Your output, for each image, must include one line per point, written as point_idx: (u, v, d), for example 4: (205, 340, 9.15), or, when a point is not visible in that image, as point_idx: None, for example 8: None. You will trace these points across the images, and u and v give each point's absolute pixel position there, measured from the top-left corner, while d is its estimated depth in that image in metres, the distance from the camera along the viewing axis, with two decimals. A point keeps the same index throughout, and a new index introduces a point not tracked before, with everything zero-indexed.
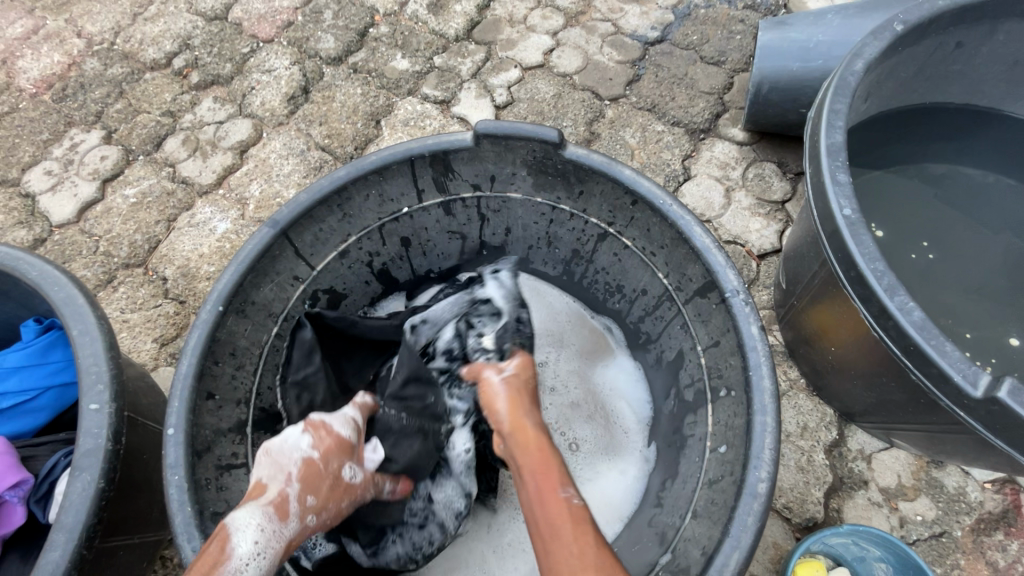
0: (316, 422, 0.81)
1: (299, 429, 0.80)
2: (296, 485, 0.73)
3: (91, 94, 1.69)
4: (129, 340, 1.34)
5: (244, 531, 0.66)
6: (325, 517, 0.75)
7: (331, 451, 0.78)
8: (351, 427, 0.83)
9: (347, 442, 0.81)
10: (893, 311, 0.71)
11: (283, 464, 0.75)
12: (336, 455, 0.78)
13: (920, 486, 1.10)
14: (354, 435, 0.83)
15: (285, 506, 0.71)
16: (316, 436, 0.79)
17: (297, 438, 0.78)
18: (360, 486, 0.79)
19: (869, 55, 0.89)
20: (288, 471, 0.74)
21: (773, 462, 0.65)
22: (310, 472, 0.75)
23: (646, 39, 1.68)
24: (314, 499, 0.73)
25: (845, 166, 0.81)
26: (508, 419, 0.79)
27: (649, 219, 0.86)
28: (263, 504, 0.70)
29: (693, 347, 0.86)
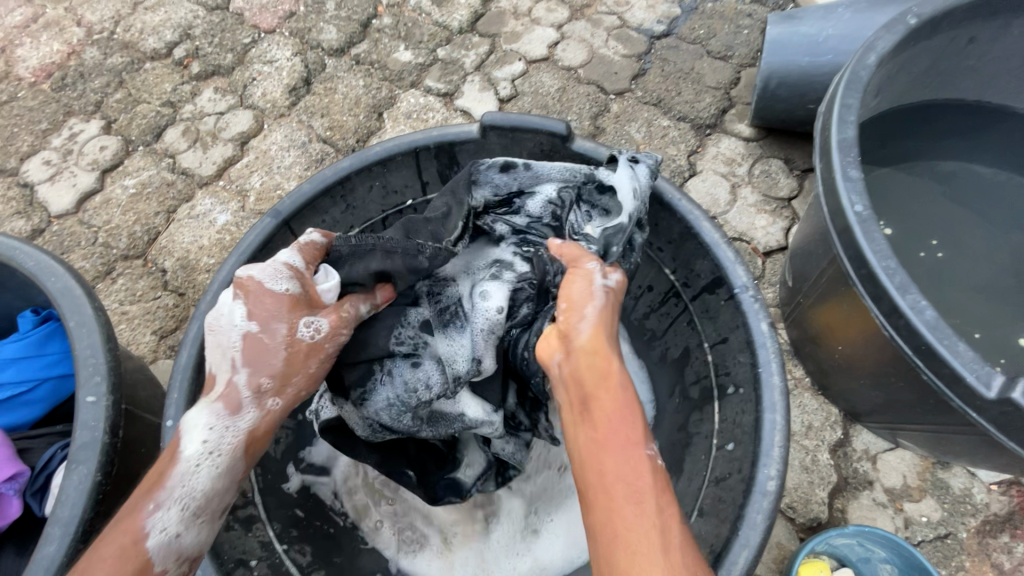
0: (252, 279, 0.65)
1: (230, 294, 0.65)
2: (241, 370, 0.62)
3: (90, 83, 1.68)
4: (128, 332, 1.33)
5: (192, 433, 0.61)
6: (288, 395, 0.65)
7: (271, 313, 0.63)
8: (286, 278, 0.66)
9: (287, 300, 0.65)
10: (905, 310, 0.69)
11: (223, 345, 0.63)
12: (279, 317, 0.63)
13: (925, 486, 1.09)
14: (296, 288, 0.66)
15: (233, 397, 0.62)
16: (250, 303, 0.63)
17: (231, 307, 0.64)
18: (324, 341, 0.65)
19: (882, 48, 0.87)
20: (230, 359, 0.63)
21: (783, 460, 0.64)
22: (251, 350, 0.63)
23: (652, 32, 1.66)
24: (270, 382, 0.63)
25: (857, 162, 0.79)
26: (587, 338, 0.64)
27: (657, 213, 0.85)
28: (212, 400, 0.63)
29: (700, 343, 0.85)
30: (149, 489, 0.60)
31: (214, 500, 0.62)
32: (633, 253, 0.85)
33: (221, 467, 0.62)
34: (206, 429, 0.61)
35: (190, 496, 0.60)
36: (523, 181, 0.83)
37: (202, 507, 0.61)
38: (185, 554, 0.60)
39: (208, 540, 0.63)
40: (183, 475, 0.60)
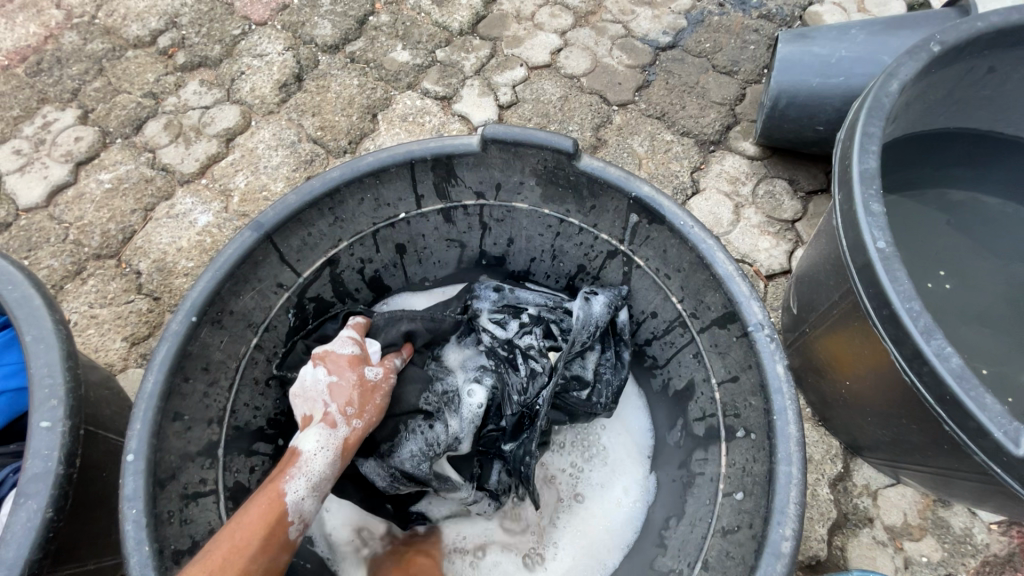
0: (322, 353, 0.80)
1: (308, 365, 0.79)
2: (334, 403, 0.75)
3: (68, 69, 1.58)
4: (97, 338, 1.25)
5: (307, 446, 0.72)
6: (368, 420, 0.77)
7: (342, 363, 0.79)
8: (351, 342, 0.82)
9: (354, 356, 0.80)
10: (930, 356, 0.66)
11: (312, 396, 0.76)
12: (349, 368, 0.78)
13: (926, 525, 1.06)
14: (359, 347, 0.82)
15: (334, 420, 0.74)
16: (326, 364, 0.78)
17: (312, 372, 0.78)
18: (382, 382, 0.80)
19: (904, 75, 0.84)
20: (321, 399, 0.75)
21: (798, 517, 0.60)
22: (338, 390, 0.76)
23: (657, 43, 1.62)
24: (352, 408, 0.76)
25: (879, 195, 0.75)
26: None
27: (666, 240, 0.80)
28: (315, 424, 0.74)
29: (706, 379, 0.81)
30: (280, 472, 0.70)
31: (327, 483, 0.72)
32: (592, 372, 0.91)
33: (332, 462, 0.72)
34: (316, 437, 0.72)
35: (310, 481, 0.70)
36: (510, 301, 0.97)
37: (317, 490, 0.70)
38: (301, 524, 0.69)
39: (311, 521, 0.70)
40: (303, 467, 0.70)
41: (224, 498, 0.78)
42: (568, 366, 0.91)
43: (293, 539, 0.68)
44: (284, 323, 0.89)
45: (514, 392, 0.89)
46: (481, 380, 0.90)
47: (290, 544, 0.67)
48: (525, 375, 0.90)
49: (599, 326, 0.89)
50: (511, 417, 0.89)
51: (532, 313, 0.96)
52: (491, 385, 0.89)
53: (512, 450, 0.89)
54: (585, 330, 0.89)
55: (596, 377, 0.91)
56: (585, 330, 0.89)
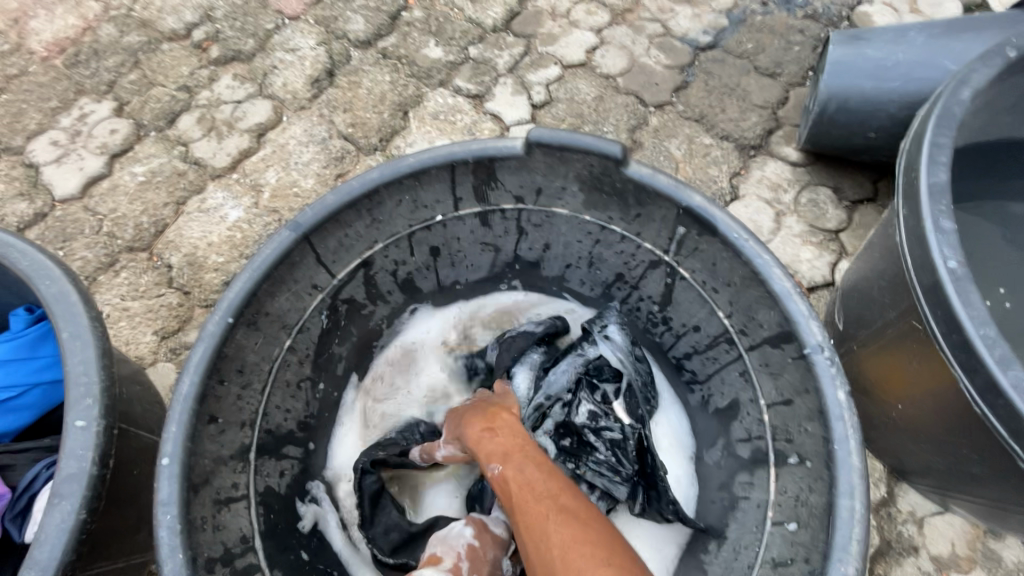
0: (475, 517, 0.83)
1: (461, 521, 0.83)
2: (464, 564, 0.77)
3: (104, 62, 1.60)
4: (128, 331, 1.26)
5: None
6: None
7: (487, 536, 0.80)
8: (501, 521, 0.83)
9: (502, 537, 0.81)
10: (1006, 388, 0.62)
11: (452, 544, 0.79)
12: (491, 547, 0.79)
13: (975, 557, 1.01)
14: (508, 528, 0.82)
15: None
16: (478, 529, 0.81)
17: (461, 526, 0.82)
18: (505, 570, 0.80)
19: (977, 82, 0.79)
20: (454, 550, 0.78)
21: (861, 557, 0.56)
22: (473, 556, 0.78)
23: (697, 43, 1.57)
24: None
25: (950, 211, 0.70)
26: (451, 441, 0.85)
27: (717, 253, 0.77)
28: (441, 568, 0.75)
29: (754, 400, 0.77)
30: None
31: None
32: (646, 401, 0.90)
33: None
34: None
35: None
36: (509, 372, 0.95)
37: None
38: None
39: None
40: None
41: (255, 503, 0.77)
42: (629, 403, 0.89)
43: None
44: (316, 325, 0.87)
45: (597, 457, 0.86)
46: (560, 442, 0.88)
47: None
48: (604, 436, 0.87)
49: (630, 352, 0.91)
50: (606, 451, 0.86)
51: (567, 362, 0.92)
52: (571, 441, 0.88)
53: (644, 511, 0.84)
54: (625, 361, 0.90)
55: (642, 399, 0.90)
56: (628, 367, 0.90)
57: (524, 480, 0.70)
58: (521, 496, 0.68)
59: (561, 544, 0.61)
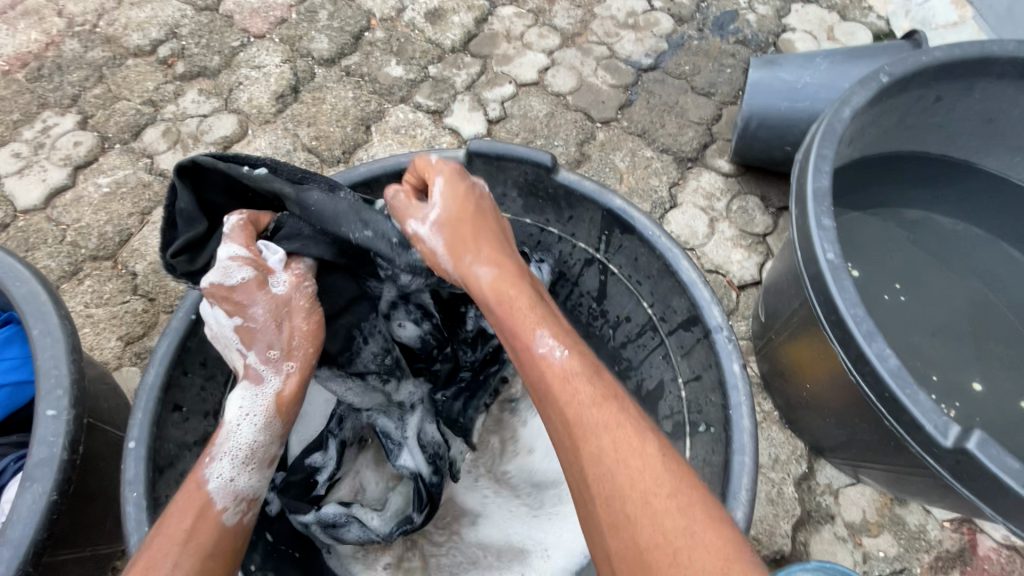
0: (212, 282, 0.70)
1: (206, 302, 0.71)
2: (250, 351, 0.71)
3: (68, 76, 1.63)
4: (93, 337, 1.29)
5: (232, 412, 0.71)
6: (295, 357, 0.72)
7: (238, 294, 0.69)
8: (238, 262, 0.70)
9: (245, 279, 0.70)
10: (870, 357, 0.73)
11: (224, 339, 0.72)
12: (247, 300, 0.70)
13: (883, 522, 1.12)
14: (250, 267, 0.70)
15: (252, 371, 0.71)
16: (225, 302, 0.70)
17: (212, 312, 0.71)
18: (296, 298, 0.73)
19: (855, 103, 0.92)
20: (235, 348, 0.71)
21: (749, 501, 0.67)
22: (246, 332, 0.71)
23: (639, 65, 1.70)
24: (274, 350, 0.71)
25: (830, 211, 0.83)
26: (456, 270, 0.74)
27: (637, 249, 0.87)
28: (238, 388, 0.71)
29: (673, 379, 0.87)
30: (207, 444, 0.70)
31: (262, 443, 0.72)
32: None
33: (260, 423, 0.71)
34: (239, 402, 0.71)
35: (233, 457, 0.70)
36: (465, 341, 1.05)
37: (247, 462, 0.70)
38: (242, 501, 0.69)
39: (257, 492, 0.71)
40: (224, 445, 0.70)
41: None
42: None
43: (234, 523, 0.68)
44: None
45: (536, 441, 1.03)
46: None
47: (231, 531, 0.68)
48: None
49: None
50: None
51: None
52: None
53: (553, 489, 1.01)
54: None
55: None
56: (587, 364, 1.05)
57: (598, 392, 0.63)
58: (594, 406, 0.62)
59: (663, 489, 0.56)
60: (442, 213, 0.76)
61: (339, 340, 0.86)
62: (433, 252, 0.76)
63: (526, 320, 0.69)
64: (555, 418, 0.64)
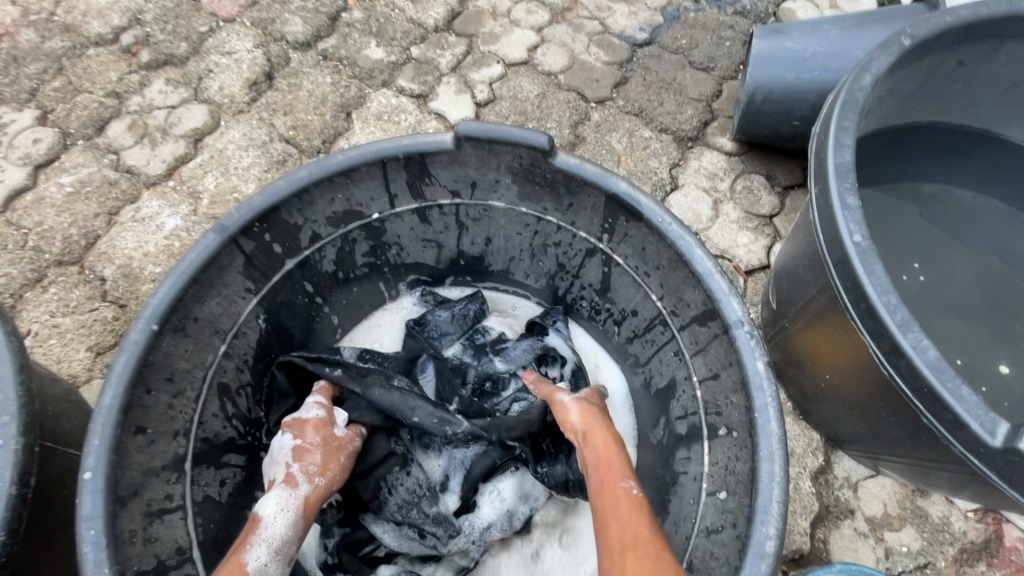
0: (290, 419, 0.83)
1: (278, 433, 0.82)
2: (295, 463, 0.78)
3: (24, 69, 1.52)
4: (60, 349, 1.20)
5: (270, 506, 0.74)
6: (330, 480, 0.79)
7: (307, 427, 0.81)
8: (316, 405, 0.84)
9: (316, 416, 0.82)
10: (907, 348, 0.67)
11: (276, 461, 0.80)
12: (310, 432, 0.81)
13: (905, 515, 1.06)
14: (322, 408, 0.84)
15: (291, 479, 0.77)
16: (294, 430, 0.81)
17: (279, 438, 0.81)
18: (347, 442, 0.83)
19: (877, 70, 0.85)
20: (283, 461, 0.78)
21: (782, 515, 0.61)
22: (299, 450, 0.79)
23: (634, 40, 1.61)
24: (314, 466, 0.78)
25: (854, 188, 0.76)
26: (581, 429, 0.78)
27: (645, 237, 0.80)
28: (279, 487, 0.76)
29: (688, 377, 0.80)
30: (246, 536, 0.72)
31: (289, 543, 0.73)
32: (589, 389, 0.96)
33: (293, 523, 0.74)
34: (276, 500, 0.74)
35: (271, 546, 0.71)
36: (432, 335, 0.97)
37: (279, 555, 0.72)
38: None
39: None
40: (263, 533, 0.71)
41: (192, 514, 0.77)
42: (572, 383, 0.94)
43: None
44: (254, 329, 0.87)
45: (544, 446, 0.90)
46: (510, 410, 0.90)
47: None
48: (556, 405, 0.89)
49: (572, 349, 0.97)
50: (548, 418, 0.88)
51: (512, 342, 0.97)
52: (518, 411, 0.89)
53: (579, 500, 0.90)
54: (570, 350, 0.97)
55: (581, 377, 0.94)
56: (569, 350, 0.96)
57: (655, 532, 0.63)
58: (650, 547, 0.62)
59: None
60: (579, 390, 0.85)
61: (369, 488, 0.86)
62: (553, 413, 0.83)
63: (618, 461, 0.72)
64: (604, 560, 0.63)
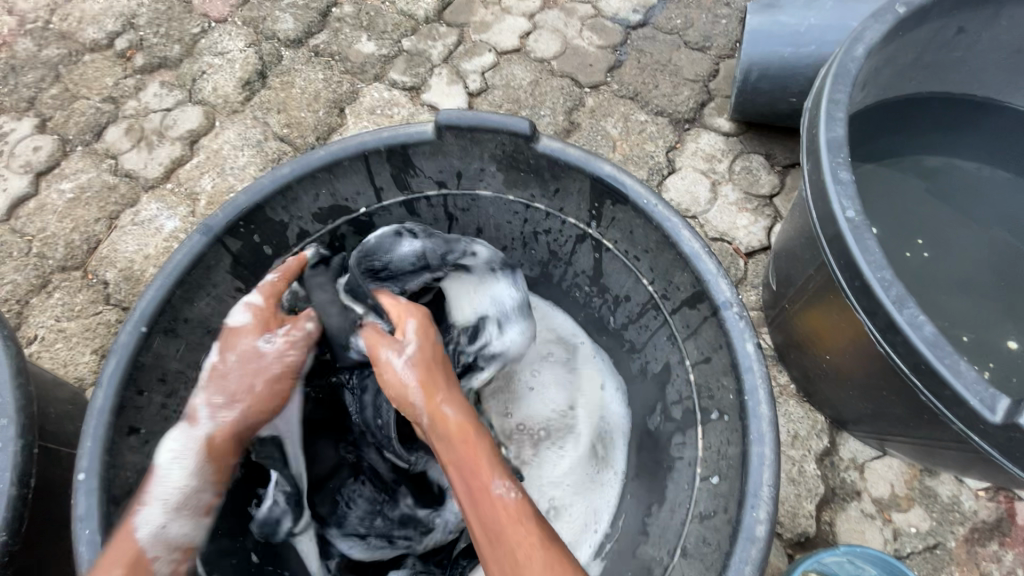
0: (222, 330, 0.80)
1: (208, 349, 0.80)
2: (203, 392, 0.75)
3: (23, 78, 1.54)
4: (66, 353, 1.23)
5: (167, 458, 0.71)
6: (243, 409, 0.75)
7: (230, 340, 0.78)
8: (246, 310, 0.79)
9: (240, 325, 0.78)
10: (902, 325, 0.66)
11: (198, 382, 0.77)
12: (233, 345, 0.77)
13: (913, 495, 1.05)
14: (250, 315, 0.79)
15: (195, 412, 0.74)
16: (219, 344, 0.78)
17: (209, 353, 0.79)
18: (274, 359, 0.78)
19: (870, 39, 0.82)
20: (197, 388, 0.76)
21: (772, 498, 0.61)
22: (214, 374, 0.76)
23: (627, 22, 1.57)
24: (222, 399, 0.75)
25: (847, 163, 0.75)
26: (426, 411, 0.70)
27: (632, 220, 0.79)
28: (181, 431, 0.73)
29: (681, 361, 0.80)
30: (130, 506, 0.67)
31: (189, 496, 0.70)
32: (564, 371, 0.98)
33: (190, 470, 0.71)
34: (171, 450, 0.71)
35: (167, 504, 0.68)
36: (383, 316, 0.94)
37: (178, 510, 0.69)
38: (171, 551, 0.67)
39: (190, 542, 0.69)
40: (156, 488, 0.68)
41: None
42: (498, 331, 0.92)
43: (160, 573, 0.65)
44: None
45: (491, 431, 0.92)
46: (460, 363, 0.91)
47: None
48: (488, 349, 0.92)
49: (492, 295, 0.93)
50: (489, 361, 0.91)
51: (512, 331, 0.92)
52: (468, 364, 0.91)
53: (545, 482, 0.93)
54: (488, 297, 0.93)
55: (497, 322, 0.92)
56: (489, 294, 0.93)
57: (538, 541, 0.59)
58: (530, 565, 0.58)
59: None
60: (417, 350, 0.74)
61: (326, 501, 0.87)
62: (404, 393, 0.72)
63: (484, 461, 0.65)
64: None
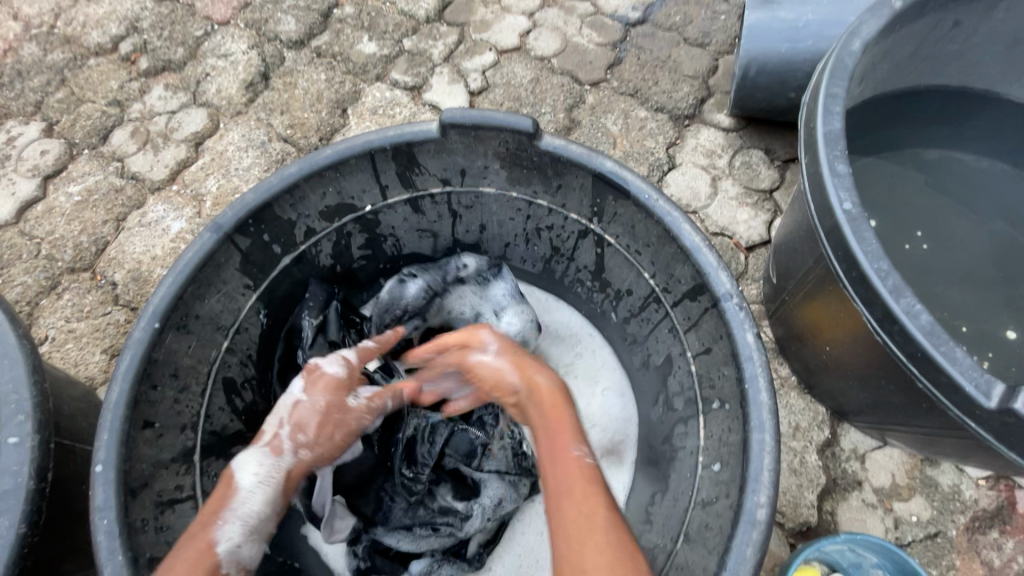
0: (309, 367, 0.84)
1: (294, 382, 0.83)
2: (288, 428, 0.78)
3: (29, 82, 1.55)
4: (76, 353, 1.24)
5: (246, 471, 0.74)
6: (318, 454, 0.78)
7: (318, 385, 0.81)
8: (340, 362, 0.85)
9: (333, 376, 0.83)
10: (899, 314, 0.67)
11: (278, 415, 0.79)
12: (322, 394, 0.81)
13: (915, 484, 1.06)
14: (344, 367, 0.85)
15: (279, 444, 0.77)
16: (306, 382, 0.82)
17: (293, 388, 0.82)
18: (354, 416, 0.82)
19: (867, 33, 0.83)
20: (278, 420, 0.79)
21: (773, 483, 0.62)
22: (298, 414, 0.79)
23: (627, 19, 1.58)
24: (305, 437, 0.78)
25: (844, 156, 0.76)
26: (522, 385, 0.78)
27: (633, 215, 0.80)
28: (260, 451, 0.76)
29: (683, 353, 0.81)
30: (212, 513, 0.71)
31: (263, 520, 0.73)
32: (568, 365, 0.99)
33: (266, 497, 0.74)
34: (255, 468, 0.74)
35: (244, 524, 0.71)
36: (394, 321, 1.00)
37: (253, 532, 0.71)
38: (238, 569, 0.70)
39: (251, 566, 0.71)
40: (238, 506, 0.71)
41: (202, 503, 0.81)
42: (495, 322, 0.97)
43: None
44: (255, 324, 0.90)
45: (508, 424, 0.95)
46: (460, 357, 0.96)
47: None
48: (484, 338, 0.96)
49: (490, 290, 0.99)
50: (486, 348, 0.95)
51: (512, 317, 0.95)
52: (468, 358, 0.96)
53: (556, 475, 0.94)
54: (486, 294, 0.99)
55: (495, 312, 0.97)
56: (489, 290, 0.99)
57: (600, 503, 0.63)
58: (585, 519, 0.61)
59: None
60: (504, 348, 0.83)
61: (371, 502, 0.91)
62: (497, 375, 0.80)
63: (569, 427, 0.71)
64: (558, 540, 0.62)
